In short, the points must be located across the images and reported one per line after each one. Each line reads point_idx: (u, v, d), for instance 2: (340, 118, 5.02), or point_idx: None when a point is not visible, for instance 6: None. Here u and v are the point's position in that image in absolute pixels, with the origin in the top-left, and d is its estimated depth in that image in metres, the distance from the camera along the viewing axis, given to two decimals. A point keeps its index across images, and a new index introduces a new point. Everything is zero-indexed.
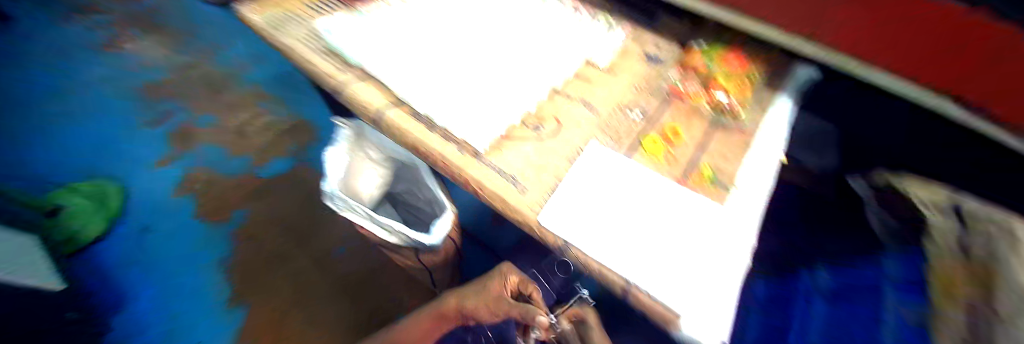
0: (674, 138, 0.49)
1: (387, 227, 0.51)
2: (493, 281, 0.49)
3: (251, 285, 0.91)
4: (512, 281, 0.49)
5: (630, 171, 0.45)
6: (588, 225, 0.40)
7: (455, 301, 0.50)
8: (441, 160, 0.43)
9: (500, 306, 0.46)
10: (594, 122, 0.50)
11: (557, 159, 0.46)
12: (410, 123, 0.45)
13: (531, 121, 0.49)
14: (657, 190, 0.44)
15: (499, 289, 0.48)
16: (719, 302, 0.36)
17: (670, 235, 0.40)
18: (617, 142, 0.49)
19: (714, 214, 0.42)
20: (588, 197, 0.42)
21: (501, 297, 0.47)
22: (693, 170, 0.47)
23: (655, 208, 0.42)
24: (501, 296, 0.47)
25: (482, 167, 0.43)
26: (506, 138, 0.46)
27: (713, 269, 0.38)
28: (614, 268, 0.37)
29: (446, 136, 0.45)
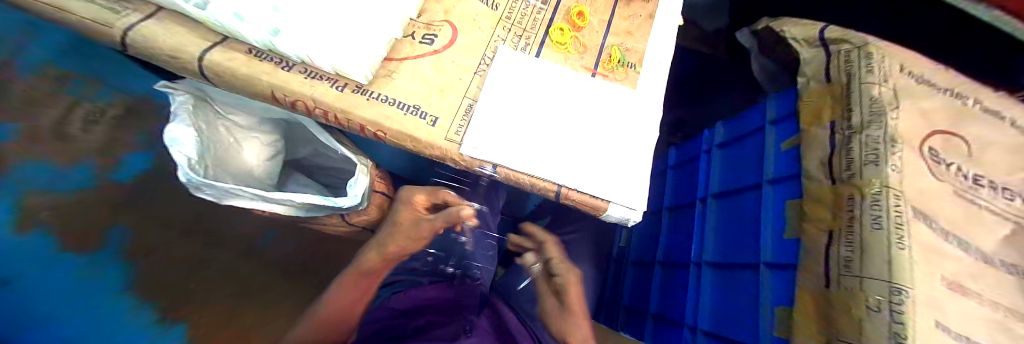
0: (580, 23, 0.45)
1: (282, 202, 0.42)
2: (405, 211, 0.45)
3: (191, 294, 0.61)
4: (421, 200, 0.46)
5: (543, 69, 0.41)
6: (511, 143, 0.37)
7: (380, 257, 0.46)
8: (318, 108, 0.34)
9: (424, 230, 0.46)
10: (492, 19, 0.44)
11: (461, 74, 0.40)
12: (255, 67, 0.34)
13: (417, 33, 0.41)
14: (573, 83, 0.41)
15: (415, 216, 0.46)
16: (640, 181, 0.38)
17: (589, 128, 0.39)
18: (522, 39, 0.43)
19: (628, 95, 0.42)
20: (505, 110, 0.38)
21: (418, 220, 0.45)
22: (604, 54, 0.44)
23: (571, 101, 0.41)
24: (419, 220, 0.45)
25: (373, 104, 0.35)
26: (394, 62, 0.38)
27: (629, 153, 0.39)
28: (563, 179, 0.37)
29: (312, 74, 0.34)
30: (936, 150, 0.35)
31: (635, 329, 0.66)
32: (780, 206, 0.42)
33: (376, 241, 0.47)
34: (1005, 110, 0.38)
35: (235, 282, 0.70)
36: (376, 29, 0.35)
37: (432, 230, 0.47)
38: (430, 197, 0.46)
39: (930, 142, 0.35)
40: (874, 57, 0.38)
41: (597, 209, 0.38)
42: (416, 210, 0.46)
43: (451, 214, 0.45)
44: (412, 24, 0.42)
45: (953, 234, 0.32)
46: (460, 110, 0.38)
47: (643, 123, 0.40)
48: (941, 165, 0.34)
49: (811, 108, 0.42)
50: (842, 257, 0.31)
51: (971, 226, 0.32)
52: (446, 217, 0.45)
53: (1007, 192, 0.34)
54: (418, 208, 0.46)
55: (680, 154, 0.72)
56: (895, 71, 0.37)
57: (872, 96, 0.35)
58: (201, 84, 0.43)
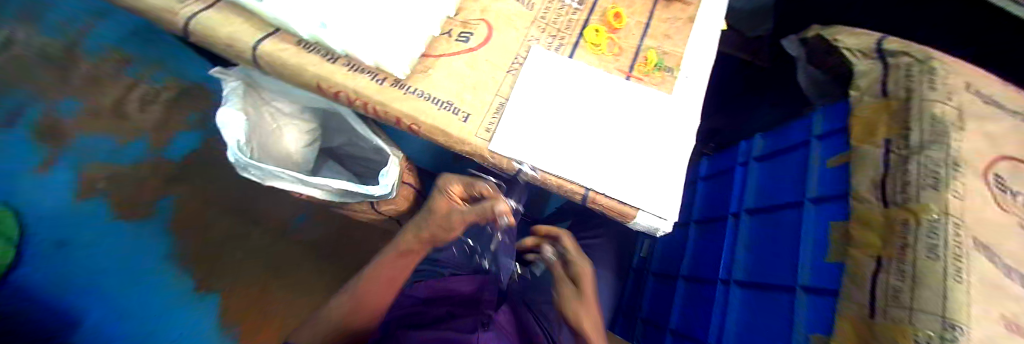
0: (617, 24, 0.44)
1: (317, 187, 0.44)
2: (439, 200, 0.43)
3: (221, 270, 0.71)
4: (456, 190, 0.43)
5: (577, 71, 0.41)
6: (541, 144, 0.37)
7: (416, 241, 0.44)
8: (357, 99, 0.36)
9: (457, 222, 0.42)
10: (527, 18, 0.44)
11: (495, 72, 0.40)
12: (301, 58, 0.35)
13: (454, 30, 0.42)
14: (607, 86, 0.41)
15: (449, 205, 0.42)
16: (672, 190, 0.37)
17: (620, 131, 0.39)
18: (557, 38, 0.43)
19: (664, 101, 0.40)
20: (537, 111, 0.38)
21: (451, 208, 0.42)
22: (640, 57, 0.43)
23: (604, 102, 0.40)
24: (452, 211, 0.42)
25: (409, 98, 0.36)
26: (430, 58, 0.39)
27: (661, 159, 0.38)
28: (591, 183, 0.36)
29: (352, 66, 0.36)
30: (1004, 177, 0.32)
31: (653, 341, 0.65)
32: (823, 227, 0.40)
33: (411, 228, 0.45)
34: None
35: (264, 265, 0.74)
36: (416, 25, 0.36)
37: (465, 223, 0.43)
38: (466, 188, 0.43)
39: (1000, 168, 0.32)
40: (941, 69, 0.35)
41: (625, 216, 0.37)
42: (449, 200, 0.43)
43: (484, 207, 0.40)
44: (449, 21, 0.43)
45: (1021, 271, 0.29)
46: (490, 108, 0.38)
47: (678, 130, 0.39)
48: (1008, 194, 0.31)
49: (862, 125, 0.39)
50: (891, 287, 0.29)
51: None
52: (480, 209, 0.41)
53: None
54: (453, 198, 0.43)
55: (713, 166, 0.70)
56: (961, 87, 0.34)
57: (935, 115, 0.32)
58: (251, 71, 0.46)
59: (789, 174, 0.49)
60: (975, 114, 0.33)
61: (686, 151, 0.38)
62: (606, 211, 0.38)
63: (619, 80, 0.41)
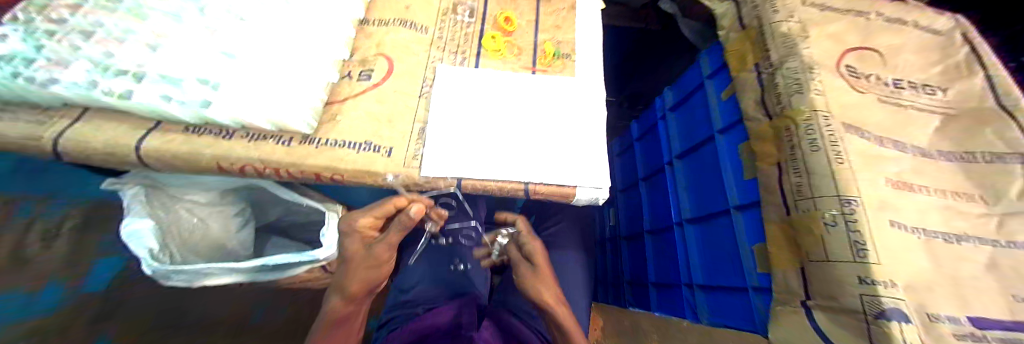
0: (508, 27, 0.46)
1: (256, 271, 0.41)
2: (349, 242, 0.38)
3: None
4: (371, 219, 0.39)
5: (487, 77, 0.43)
6: (468, 156, 0.38)
7: (345, 301, 0.37)
8: (266, 168, 0.34)
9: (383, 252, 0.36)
10: (425, 41, 0.45)
11: (406, 101, 0.41)
12: (197, 143, 0.34)
13: (352, 71, 0.41)
14: (516, 83, 0.43)
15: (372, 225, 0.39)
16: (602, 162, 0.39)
17: (540, 119, 0.40)
18: (458, 53, 0.44)
19: (571, 83, 0.43)
20: (454, 126, 0.39)
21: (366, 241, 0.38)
22: (535, 51, 0.45)
23: (518, 97, 0.42)
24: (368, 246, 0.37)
25: (322, 150, 0.35)
26: (335, 104, 0.39)
27: (583, 134, 0.40)
28: (527, 175, 0.37)
29: (253, 136, 0.34)
30: (853, 67, 0.37)
31: (642, 300, 0.67)
32: (734, 151, 0.44)
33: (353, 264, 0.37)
34: (907, 17, 0.41)
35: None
36: (306, 78, 0.35)
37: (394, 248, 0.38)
38: (378, 215, 0.39)
39: (847, 60, 0.38)
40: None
41: (567, 197, 0.39)
42: (369, 221, 0.39)
43: (398, 220, 0.35)
44: (346, 63, 0.42)
45: (887, 138, 0.34)
46: (408, 135, 0.38)
47: (591, 106, 0.42)
48: (861, 79, 0.37)
49: (737, 58, 0.44)
50: (794, 184, 0.34)
51: (904, 127, 0.35)
52: (396, 226, 0.36)
53: (928, 89, 0.37)
54: (366, 233, 0.39)
55: (641, 128, 0.74)
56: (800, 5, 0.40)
57: (783, 34, 0.38)
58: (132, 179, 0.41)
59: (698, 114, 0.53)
60: (819, 22, 0.39)
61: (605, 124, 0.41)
62: (551, 198, 0.39)
63: (526, 78, 0.43)
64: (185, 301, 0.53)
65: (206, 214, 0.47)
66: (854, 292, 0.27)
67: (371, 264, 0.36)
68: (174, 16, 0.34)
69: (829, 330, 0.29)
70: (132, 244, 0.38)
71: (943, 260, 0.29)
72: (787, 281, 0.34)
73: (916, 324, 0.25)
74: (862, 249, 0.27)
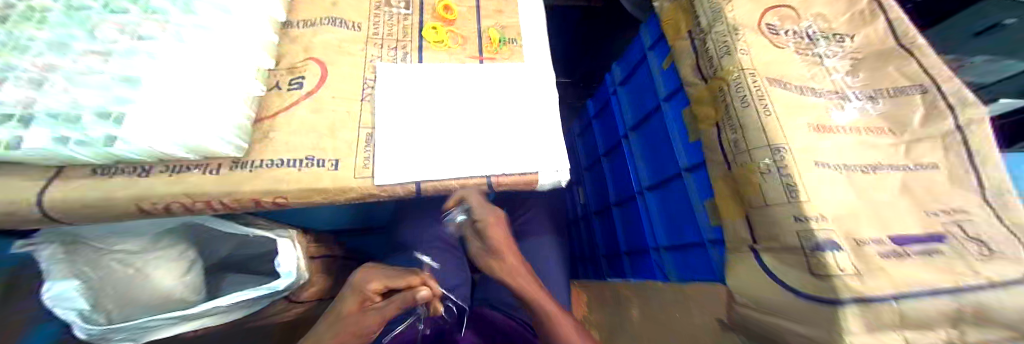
0: (448, 16, 0.45)
1: (210, 314, 0.38)
2: (349, 300, 0.36)
3: None
4: (373, 288, 0.37)
5: (431, 73, 0.41)
6: (423, 155, 0.37)
7: None
8: (198, 201, 0.31)
9: (374, 320, 0.35)
10: (359, 40, 0.42)
11: (347, 105, 0.39)
12: (108, 183, 0.30)
13: (282, 81, 0.39)
14: (462, 74, 0.42)
15: (361, 301, 0.36)
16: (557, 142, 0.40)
17: (490, 108, 0.40)
18: (399, 49, 0.43)
19: (517, 69, 0.43)
20: (405, 126, 0.38)
21: (363, 308, 0.35)
22: (478, 39, 0.45)
23: (466, 90, 0.41)
24: (364, 315, 0.35)
25: (260, 173, 0.33)
26: (266, 120, 0.36)
27: (536, 118, 0.40)
28: (485, 166, 0.37)
29: (174, 168, 0.31)
30: (774, 24, 0.40)
31: (619, 271, 0.68)
32: (678, 115, 0.46)
33: (327, 329, 0.34)
34: None
35: None
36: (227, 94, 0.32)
37: (383, 318, 0.35)
38: (387, 283, 0.37)
39: (768, 20, 0.40)
40: None
41: (531, 184, 0.39)
42: (374, 287, 0.37)
43: (404, 298, 0.35)
44: (274, 73, 0.39)
45: (808, 88, 0.37)
46: (355, 144, 0.37)
47: (541, 89, 0.42)
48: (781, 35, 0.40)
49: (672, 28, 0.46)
50: (732, 140, 0.36)
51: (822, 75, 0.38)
52: (399, 300, 0.35)
53: (838, 38, 0.41)
54: (369, 297, 0.36)
55: (597, 104, 0.76)
56: None
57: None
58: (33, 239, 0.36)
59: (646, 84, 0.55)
60: None
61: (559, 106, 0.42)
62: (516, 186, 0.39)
63: (473, 71, 0.42)
64: None
65: (142, 261, 0.41)
66: (792, 231, 0.30)
67: (356, 332, 0.34)
68: (66, 49, 0.29)
69: (778, 270, 0.32)
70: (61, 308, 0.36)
71: (867, 191, 0.33)
72: (738, 232, 0.37)
73: (847, 250, 0.28)
74: (794, 192, 0.30)
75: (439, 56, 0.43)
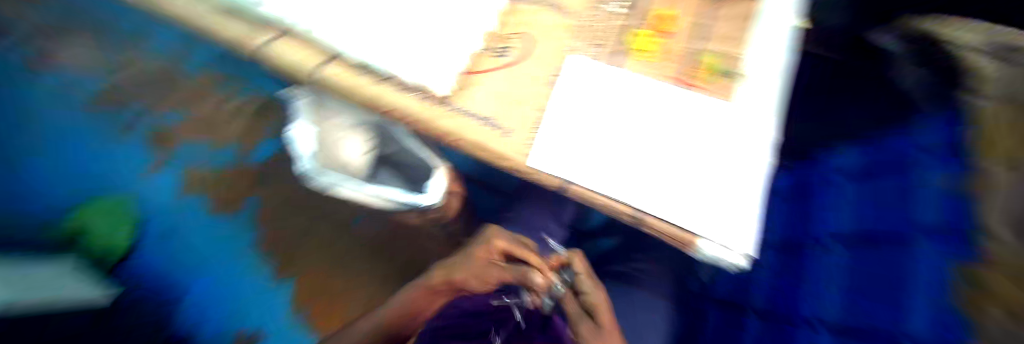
0: (665, 26, 0.41)
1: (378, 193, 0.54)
2: (479, 252, 0.52)
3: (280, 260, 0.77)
4: (498, 246, 0.52)
5: (626, 83, 0.38)
6: (588, 160, 0.36)
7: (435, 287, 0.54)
8: (408, 117, 0.38)
9: (491, 275, 0.50)
10: (568, 25, 0.42)
11: (535, 85, 0.40)
12: (358, 80, 0.38)
13: (491, 45, 0.41)
14: (664, 96, 0.37)
15: (487, 256, 0.52)
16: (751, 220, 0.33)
17: (671, 143, 0.36)
18: (602, 46, 0.41)
19: (738, 112, 0.36)
20: (582, 124, 0.37)
21: (487, 264, 0.51)
22: (697, 61, 0.39)
23: (654, 115, 0.37)
24: (490, 265, 0.51)
25: (452, 115, 0.37)
26: (472, 75, 0.39)
27: (719, 174, 0.34)
28: (641, 199, 0.34)
29: (402, 86, 0.37)
30: None
31: None
32: None
33: (465, 269, 0.52)
34: None
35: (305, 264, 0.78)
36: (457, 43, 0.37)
37: (500, 277, 0.50)
38: (507, 247, 0.52)
39: None
40: None
41: (684, 243, 0.34)
42: (498, 247, 0.52)
43: (521, 275, 0.48)
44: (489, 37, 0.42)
45: None
46: (526, 122, 0.38)
47: (756, 147, 0.34)
48: None
49: None
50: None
51: None
52: (517, 273, 0.49)
53: None
54: (493, 255, 0.52)
55: (790, 181, 0.61)
56: None
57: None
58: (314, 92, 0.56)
59: (925, 205, 0.39)
60: None
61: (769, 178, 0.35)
62: (665, 236, 0.35)
63: (674, 100, 0.37)
64: None
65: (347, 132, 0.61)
66: None
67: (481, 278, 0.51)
68: None
69: None
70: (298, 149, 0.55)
71: None
72: None
73: None
74: None
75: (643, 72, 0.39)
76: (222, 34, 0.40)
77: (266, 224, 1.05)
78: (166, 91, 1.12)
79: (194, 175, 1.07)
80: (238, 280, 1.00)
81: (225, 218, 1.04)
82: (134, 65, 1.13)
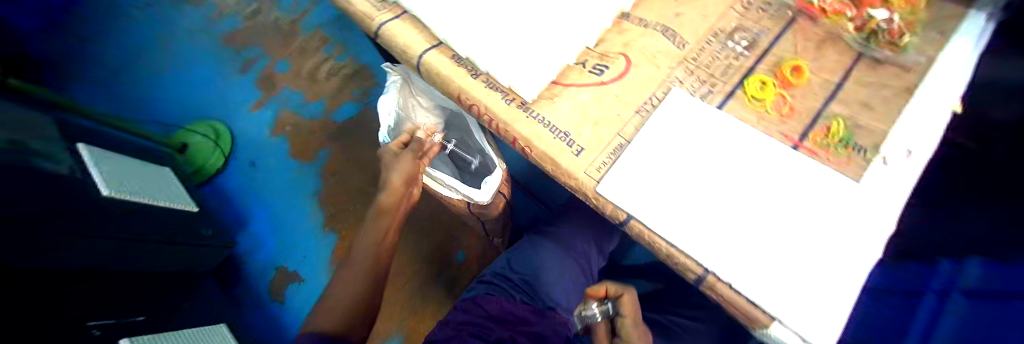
0: (793, 78, 0.38)
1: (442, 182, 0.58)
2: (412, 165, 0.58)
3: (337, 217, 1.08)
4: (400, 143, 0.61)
5: (722, 130, 0.37)
6: (659, 197, 0.34)
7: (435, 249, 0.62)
8: (486, 114, 0.41)
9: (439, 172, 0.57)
10: (674, 57, 0.42)
11: (625, 109, 0.39)
12: (454, 70, 0.43)
13: (589, 61, 0.42)
14: (755, 149, 0.36)
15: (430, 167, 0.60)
16: (839, 315, 0.29)
17: (760, 202, 0.33)
18: (706, 84, 0.40)
19: (834, 183, 0.33)
20: (660, 160, 0.36)
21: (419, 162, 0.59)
22: (819, 126, 0.36)
23: (746, 169, 0.35)
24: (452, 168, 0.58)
25: (529, 122, 0.39)
26: (559, 86, 0.41)
27: (813, 248, 0.31)
28: (710, 253, 0.32)
29: (490, 84, 0.42)
30: None
31: None
32: None
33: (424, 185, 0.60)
34: None
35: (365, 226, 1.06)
36: (555, 52, 0.39)
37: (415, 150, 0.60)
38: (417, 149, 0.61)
39: None
40: None
41: (752, 319, 0.31)
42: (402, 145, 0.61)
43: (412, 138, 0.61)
44: (588, 52, 0.43)
45: None
46: (604, 145, 0.37)
47: (859, 231, 0.31)
48: None
49: None
50: None
51: None
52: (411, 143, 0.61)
53: None
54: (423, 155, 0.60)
55: None
56: None
57: None
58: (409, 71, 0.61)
59: None
60: None
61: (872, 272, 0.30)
62: (730, 306, 0.32)
63: (775, 165, 0.35)
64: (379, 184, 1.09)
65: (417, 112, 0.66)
66: None
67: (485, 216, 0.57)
68: None
69: None
70: None
71: None
72: None
73: None
74: None
75: (747, 129, 0.37)
76: (359, 12, 0.49)
77: (328, 179, 1.15)
78: (286, 50, 1.32)
79: (285, 123, 1.22)
80: (294, 221, 1.11)
81: (299, 165, 1.17)
82: (273, 27, 1.36)
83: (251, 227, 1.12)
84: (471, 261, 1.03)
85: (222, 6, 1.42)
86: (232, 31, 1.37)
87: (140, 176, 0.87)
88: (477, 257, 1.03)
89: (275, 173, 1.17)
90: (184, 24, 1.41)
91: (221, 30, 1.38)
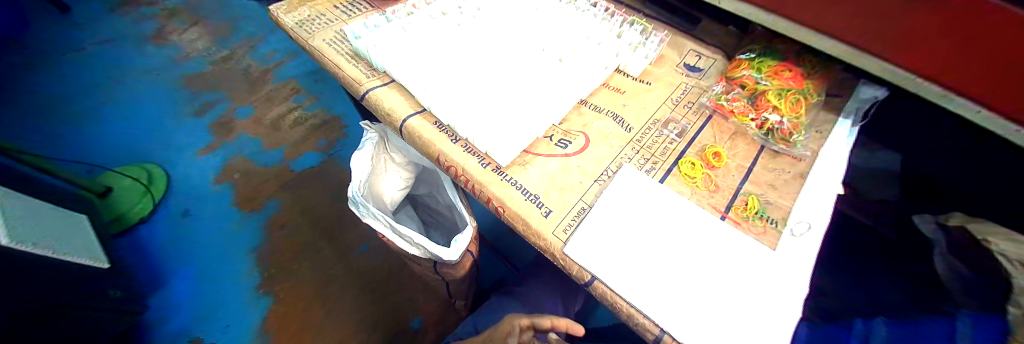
0: (715, 161, 0.48)
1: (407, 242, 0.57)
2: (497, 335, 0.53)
3: (280, 274, 1.01)
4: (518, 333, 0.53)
5: (667, 201, 0.43)
6: (621, 260, 0.39)
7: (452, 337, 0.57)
8: (462, 175, 0.45)
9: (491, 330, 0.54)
10: (625, 138, 0.50)
11: (586, 178, 0.45)
12: (433, 134, 0.47)
13: (555, 136, 0.49)
14: (693, 219, 0.42)
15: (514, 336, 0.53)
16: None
17: (699, 263, 0.39)
18: (651, 162, 0.48)
19: (756, 248, 0.40)
20: (619, 224, 0.41)
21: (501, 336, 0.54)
22: (740, 200, 0.45)
23: (684, 234, 0.41)
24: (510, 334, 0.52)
25: (503, 184, 0.43)
26: (529, 154, 0.46)
27: (743, 304, 0.36)
28: (662, 312, 0.36)
29: (469, 150, 0.46)
30: None
31: None
32: None
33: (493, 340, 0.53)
34: None
35: (314, 283, 1.01)
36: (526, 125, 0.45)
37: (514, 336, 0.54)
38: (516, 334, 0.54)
39: None
40: None
41: None
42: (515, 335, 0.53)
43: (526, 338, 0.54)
44: (553, 128, 0.51)
45: None
46: (570, 210, 0.42)
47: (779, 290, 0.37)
48: None
49: None
50: None
51: None
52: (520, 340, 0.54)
53: None
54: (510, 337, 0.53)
55: None
56: None
57: None
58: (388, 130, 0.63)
59: None
60: None
61: (794, 327, 0.35)
62: None
63: (706, 235, 0.41)
64: (331, 233, 1.08)
65: (388, 168, 0.67)
66: None
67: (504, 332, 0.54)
68: None
69: None
70: (353, 184, 0.56)
71: None
72: None
73: None
74: None
75: (682, 204, 0.43)
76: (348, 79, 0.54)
77: (274, 231, 1.07)
78: (251, 97, 1.31)
79: (235, 170, 1.16)
80: (227, 280, 0.99)
81: (244, 216, 1.09)
82: (242, 75, 1.37)
83: (172, 287, 0.97)
84: (427, 327, 0.96)
85: (190, 51, 1.42)
86: (195, 75, 1.36)
87: (46, 223, 0.76)
88: (434, 321, 0.97)
89: (214, 224, 1.07)
90: (142, 65, 1.37)
91: (182, 73, 1.36)
